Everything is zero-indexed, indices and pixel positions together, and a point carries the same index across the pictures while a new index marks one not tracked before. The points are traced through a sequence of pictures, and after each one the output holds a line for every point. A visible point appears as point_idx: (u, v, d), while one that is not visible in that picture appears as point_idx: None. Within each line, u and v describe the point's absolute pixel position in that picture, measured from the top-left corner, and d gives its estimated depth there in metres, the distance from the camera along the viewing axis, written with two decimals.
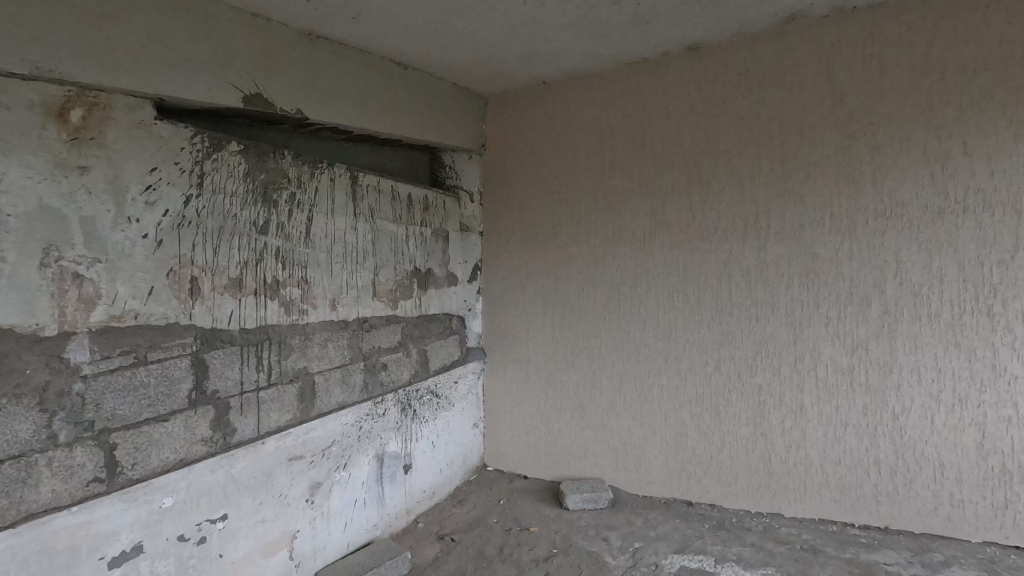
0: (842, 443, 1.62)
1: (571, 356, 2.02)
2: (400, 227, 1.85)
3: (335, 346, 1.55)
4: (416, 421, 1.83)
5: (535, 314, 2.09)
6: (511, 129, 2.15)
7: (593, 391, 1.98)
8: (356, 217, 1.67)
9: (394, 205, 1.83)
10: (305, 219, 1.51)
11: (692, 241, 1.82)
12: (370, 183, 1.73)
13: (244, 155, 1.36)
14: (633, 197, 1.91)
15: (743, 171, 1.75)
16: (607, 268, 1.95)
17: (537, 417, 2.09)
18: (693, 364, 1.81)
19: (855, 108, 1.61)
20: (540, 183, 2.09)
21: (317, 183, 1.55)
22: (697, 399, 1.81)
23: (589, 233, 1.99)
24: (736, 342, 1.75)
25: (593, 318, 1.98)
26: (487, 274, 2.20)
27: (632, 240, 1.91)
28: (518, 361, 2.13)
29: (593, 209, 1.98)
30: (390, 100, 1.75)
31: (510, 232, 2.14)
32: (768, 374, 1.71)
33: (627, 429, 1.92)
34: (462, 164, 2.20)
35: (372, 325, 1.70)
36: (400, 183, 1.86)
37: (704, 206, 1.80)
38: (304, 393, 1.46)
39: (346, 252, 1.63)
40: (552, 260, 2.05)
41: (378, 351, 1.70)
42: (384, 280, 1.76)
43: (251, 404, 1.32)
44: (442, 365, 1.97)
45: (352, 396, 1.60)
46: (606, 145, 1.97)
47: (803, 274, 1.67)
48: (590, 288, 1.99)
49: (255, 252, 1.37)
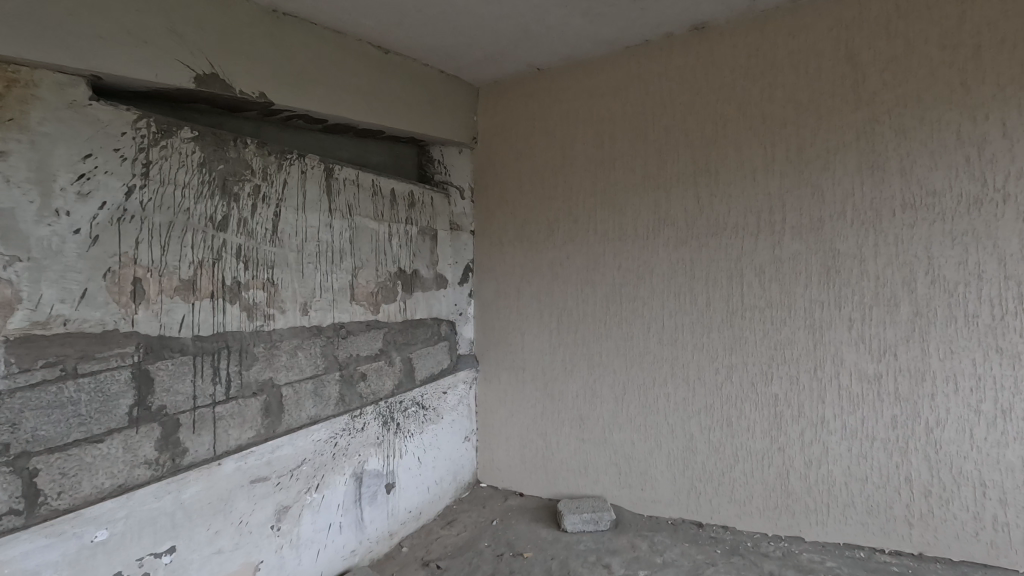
0: (869, 459, 1.46)
1: (570, 363, 1.87)
2: (382, 225, 1.71)
3: (305, 354, 1.41)
4: (400, 436, 1.68)
5: (531, 318, 1.94)
6: (503, 120, 2.01)
7: (594, 402, 1.83)
8: (331, 213, 1.53)
9: (375, 201, 1.69)
10: (272, 214, 1.37)
11: (699, 238, 1.67)
12: (347, 176, 1.59)
13: (199, 142, 1.22)
14: (635, 191, 1.77)
15: (755, 160, 1.60)
16: (608, 268, 1.80)
17: (533, 430, 1.94)
18: (703, 372, 1.66)
19: (878, 88, 1.46)
20: (535, 178, 1.94)
21: (286, 176, 1.41)
22: (706, 410, 1.65)
23: (588, 230, 1.84)
24: (749, 347, 1.60)
25: (592, 322, 1.83)
26: (479, 275, 2.05)
27: (634, 238, 1.76)
28: (513, 369, 1.98)
29: (591, 205, 1.83)
30: (370, 86, 1.61)
31: (503, 231, 2.00)
32: (785, 383, 1.55)
33: (631, 442, 1.77)
34: (452, 158, 2.06)
35: (350, 331, 1.55)
36: (382, 178, 1.72)
37: (713, 199, 1.65)
38: (270, 407, 1.31)
39: (320, 251, 1.49)
40: (549, 260, 1.91)
41: (357, 359, 1.56)
42: (363, 282, 1.62)
43: (205, 421, 1.18)
44: (429, 374, 1.83)
45: (327, 409, 1.45)
46: (606, 136, 1.82)
47: (822, 272, 1.51)
48: (589, 290, 1.84)
49: (212, 250, 1.23)
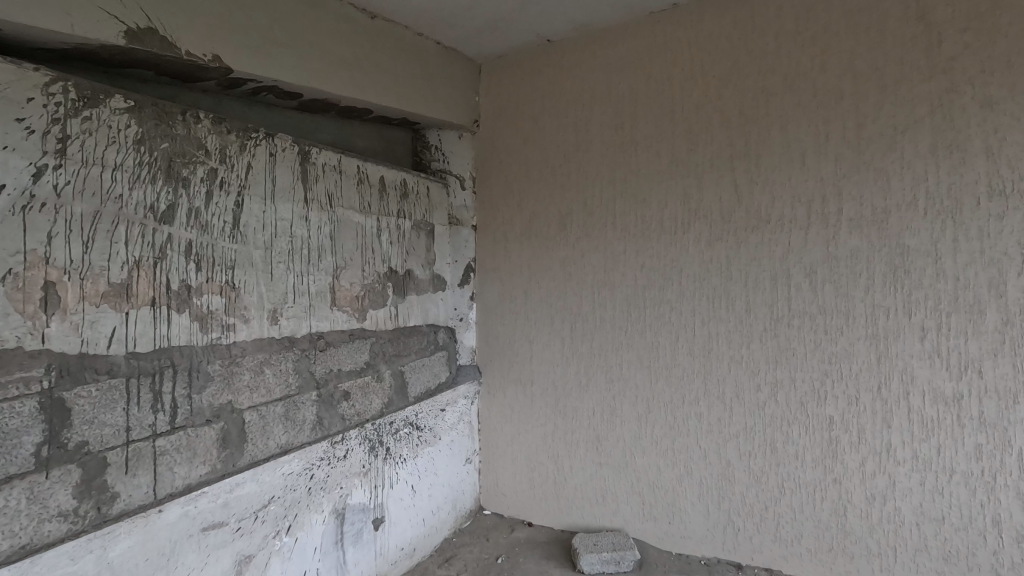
0: (946, 495, 1.22)
1: (585, 377, 1.64)
2: (370, 219, 1.48)
3: (273, 372, 1.18)
4: (391, 463, 1.45)
5: (541, 324, 1.71)
6: (509, 100, 1.78)
7: (613, 421, 1.60)
8: (307, 203, 1.30)
9: (360, 190, 1.46)
10: (232, 204, 1.14)
11: (737, 233, 1.43)
12: (327, 161, 1.37)
13: (136, 114, 0.99)
14: (662, 179, 1.53)
15: (805, 141, 1.36)
16: (630, 268, 1.57)
17: (544, 451, 1.71)
18: (742, 389, 1.43)
19: (958, 52, 1.22)
20: (545, 164, 1.71)
21: (250, 158, 1.18)
22: (746, 434, 1.42)
23: (607, 225, 1.61)
24: (797, 361, 1.36)
25: (611, 331, 1.60)
26: (482, 276, 1.82)
27: (660, 233, 1.53)
28: (520, 383, 1.75)
29: (610, 196, 1.60)
30: (353, 56, 1.38)
31: (509, 226, 1.77)
32: (842, 403, 1.32)
33: (656, 468, 1.53)
34: (450, 144, 1.83)
35: (329, 343, 1.32)
36: (369, 164, 1.49)
37: (754, 188, 1.41)
38: (228, 436, 1.09)
39: (293, 249, 1.27)
40: (561, 258, 1.67)
41: (338, 376, 1.33)
42: (346, 284, 1.39)
43: (143, 458, 0.95)
44: (425, 389, 1.60)
45: (301, 436, 1.22)
46: (627, 116, 1.59)
47: (888, 272, 1.27)
48: (607, 294, 1.60)
49: (153, 247, 1.00)
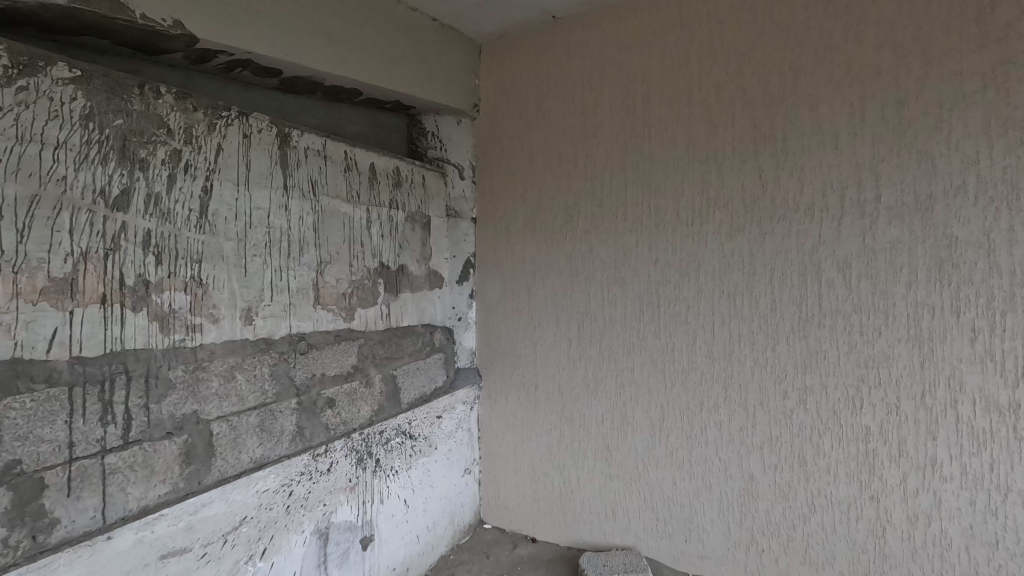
0: (1000, 517, 1.09)
1: (594, 381, 1.51)
2: (358, 209, 1.36)
3: (246, 378, 1.06)
4: (381, 476, 1.33)
5: (546, 324, 1.58)
6: (511, 82, 1.65)
7: (624, 429, 1.47)
8: (286, 191, 1.18)
9: (348, 178, 1.34)
10: (198, 190, 1.02)
11: (762, 225, 1.30)
12: (309, 145, 1.24)
13: (83, 85, 0.86)
14: (678, 165, 1.40)
15: (838, 121, 1.23)
16: (643, 263, 1.44)
17: (549, 461, 1.58)
18: (767, 396, 1.29)
19: (1015, 18, 1.08)
20: (550, 151, 1.58)
21: (220, 140, 1.06)
22: (772, 445, 1.29)
23: (617, 217, 1.48)
24: (830, 365, 1.23)
25: (622, 331, 1.47)
26: (482, 272, 1.69)
27: (676, 224, 1.40)
28: (523, 387, 1.62)
29: (621, 184, 1.48)
30: (339, 29, 1.26)
31: (511, 218, 1.64)
32: (880, 411, 1.18)
33: (671, 482, 1.40)
34: (448, 131, 1.70)
35: (312, 345, 1.20)
36: (357, 150, 1.37)
37: (781, 174, 1.28)
38: (193, 451, 0.97)
39: (270, 241, 1.14)
40: (568, 252, 1.55)
41: (322, 381, 1.20)
42: (331, 280, 1.27)
43: (89, 479, 0.83)
44: (420, 395, 1.47)
45: (278, 448, 1.10)
46: (639, 97, 1.46)
47: (933, 267, 1.14)
48: (618, 291, 1.47)
49: (104, 237, 0.88)
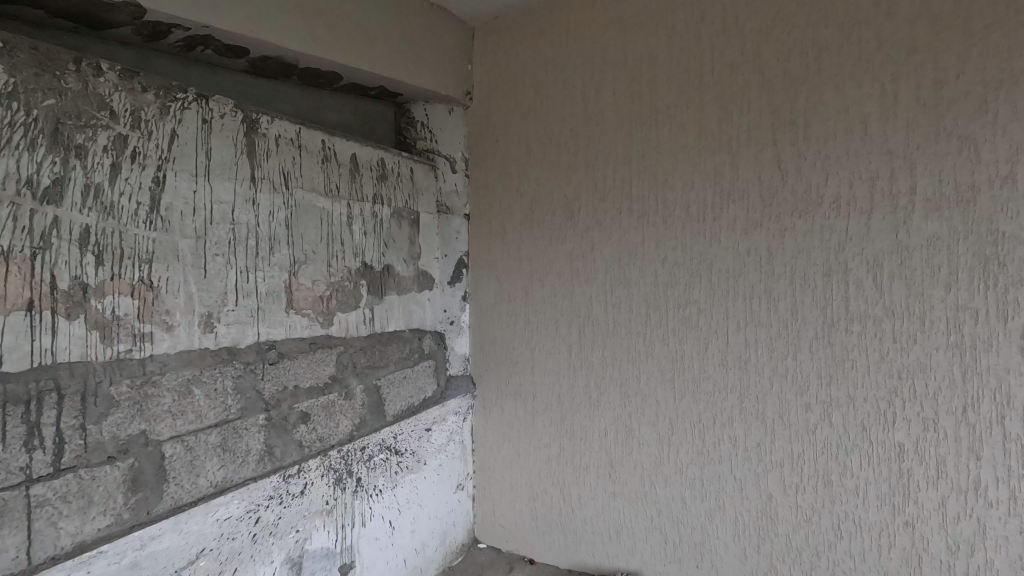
0: None
1: (596, 391, 1.39)
2: (338, 204, 1.24)
3: (205, 392, 0.94)
4: (363, 497, 1.21)
5: (544, 329, 1.46)
6: (506, 67, 1.53)
7: (629, 444, 1.35)
8: (253, 183, 1.06)
9: (325, 170, 1.22)
10: (148, 181, 0.90)
11: (782, 220, 1.18)
12: (281, 133, 1.12)
13: (5, 59, 0.75)
14: (687, 156, 1.28)
15: (867, 105, 1.10)
16: (649, 263, 1.32)
17: (548, 477, 1.46)
18: (787, 409, 1.17)
19: None
20: (548, 142, 1.46)
21: (174, 125, 0.94)
22: (793, 463, 1.17)
23: (621, 212, 1.36)
24: (858, 376, 1.11)
25: (626, 337, 1.35)
26: (476, 272, 1.57)
27: (686, 220, 1.28)
28: (519, 396, 1.50)
29: (625, 177, 1.35)
30: (314, 5, 1.15)
31: (507, 214, 1.52)
32: (916, 428, 1.06)
33: (681, 502, 1.28)
34: (439, 120, 1.58)
35: (283, 354, 1.08)
36: (337, 139, 1.25)
37: (803, 164, 1.16)
38: (140, 477, 0.85)
39: (235, 238, 1.03)
40: (568, 251, 1.43)
41: (294, 395, 1.09)
42: (306, 282, 1.15)
43: (10, 514, 0.71)
44: (407, 406, 1.35)
45: (242, 470, 0.99)
46: (645, 81, 1.33)
47: (977, 266, 1.02)
48: (622, 293, 1.35)
49: (30, 233, 0.76)
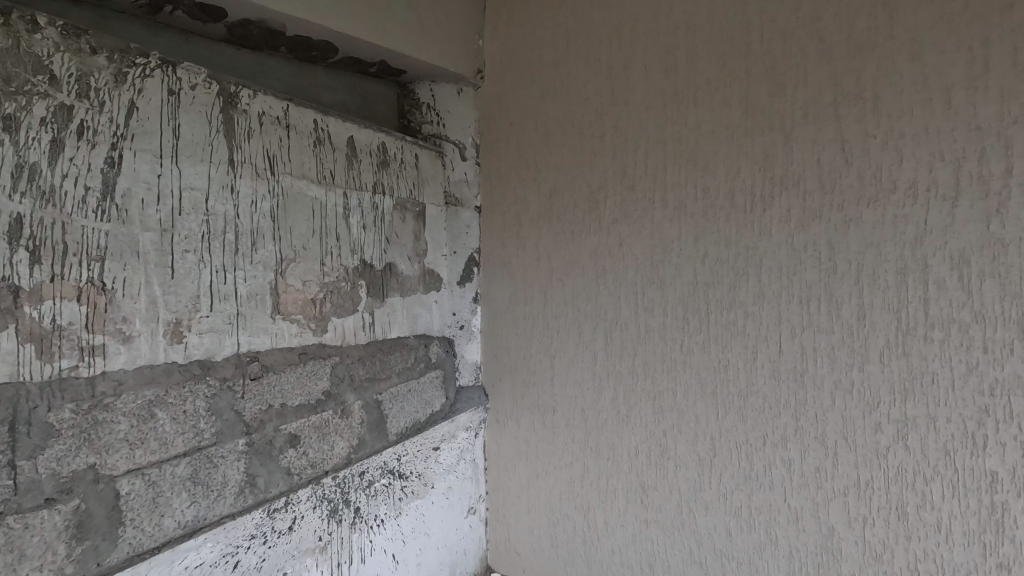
0: None
1: (626, 405, 1.23)
2: (332, 194, 1.09)
3: (172, 416, 0.79)
4: (362, 529, 1.06)
5: (566, 334, 1.30)
6: (522, 42, 1.37)
7: (664, 466, 1.19)
8: (231, 167, 0.91)
9: (318, 154, 1.06)
10: (99, 161, 0.74)
11: (846, 210, 1.01)
12: (265, 110, 0.97)
13: None
14: (732, 137, 1.12)
15: (952, 72, 0.94)
16: (687, 260, 1.16)
17: (570, 500, 1.30)
18: (853, 430, 1.01)
19: None
20: (570, 124, 1.30)
21: (131, 95, 0.78)
22: (859, 492, 1.01)
23: (654, 202, 1.20)
24: (940, 392, 0.94)
25: (661, 344, 1.19)
26: (488, 271, 1.42)
27: (731, 211, 1.12)
28: (537, 410, 1.35)
29: (659, 163, 1.19)
30: None
31: (523, 206, 1.36)
32: (1012, 454, 0.90)
33: (726, 533, 1.13)
34: (447, 102, 1.42)
35: (268, 368, 0.93)
36: (331, 119, 1.09)
37: (872, 144, 0.99)
38: (88, 523, 0.69)
39: (208, 232, 0.87)
40: (592, 247, 1.27)
41: (281, 415, 0.93)
42: (295, 282, 1.00)
43: None
44: (412, 423, 1.20)
45: (218, 507, 0.83)
46: (681, 52, 1.17)
47: None
48: (655, 294, 1.19)
49: None
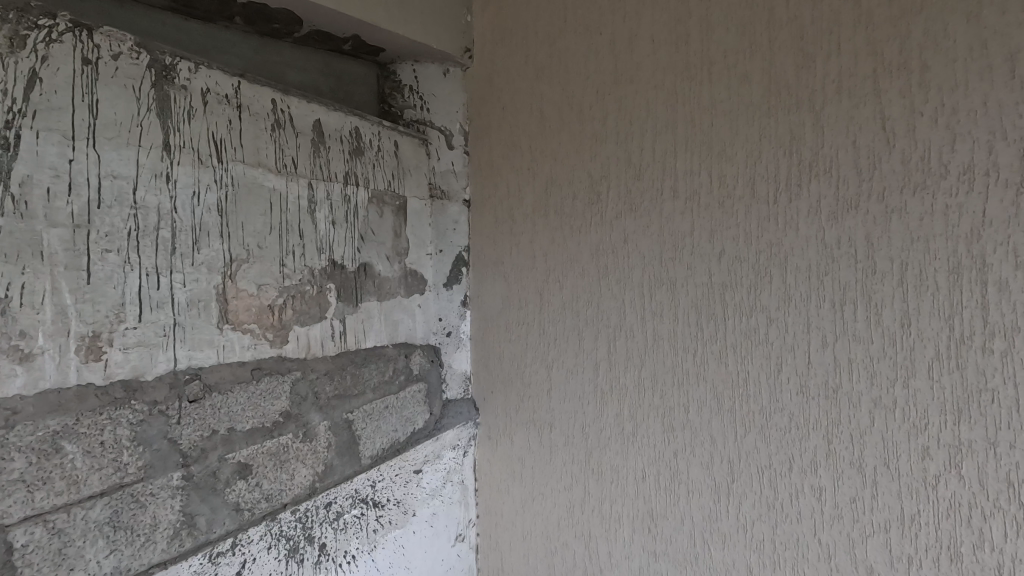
0: None
1: (632, 422, 1.09)
2: (295, 185, 0.95)
3: (85, 450, 0.66)
4: (329, 569, 0.93)
5: (563, 341, 1.16)
6: (515, 15, 1.23)
7: (675, 491, 1.05)
8: (167, 153, 0.77)
9: (276, 139, 0.93)
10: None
11: (887, 200, 0.87)
12: (210, 87, 0.83)
13: None
14: (753, 117, 0.97)
15: (1017, 34, 0.79)
16: (701, 259, 1.02)
17: (569, 528, 1.17)
18: (896, 455, 0.87)
19: None
20: (568, 106, 1.16)
21: (34, 62, 0.64)
22: (904, 528, 0.86)
23: (664, 193, 1.06)
24: (1003, 414, 0.80)
25: (670, 354, 1.05)
26: (478, 271, 1.28)
27: (752, 201, 0.97)
28: (532, 426, 1.21)
29: (668, 148, 1.05)
30: None
31: (517, 199, 1.22)
32: None
33: (746, 571, 0.99)
34: (431, 84, 1.29)
35: (211, 387, 0.80)
36: (293, 99, 0.96)
37: (919, 122, 0.85)
38: None
39: (137, 228, 0.73)
40: (594, 244, 1.13)
41: (227, 442, 0.80)
42: (248, 286, 0.87)
43: None
44: (388, 444, 1.07)
45: (146, 555, 0.70)
46: (694, 22, 1.03)
47: None
48: (664, 298, 1.05)
49: None
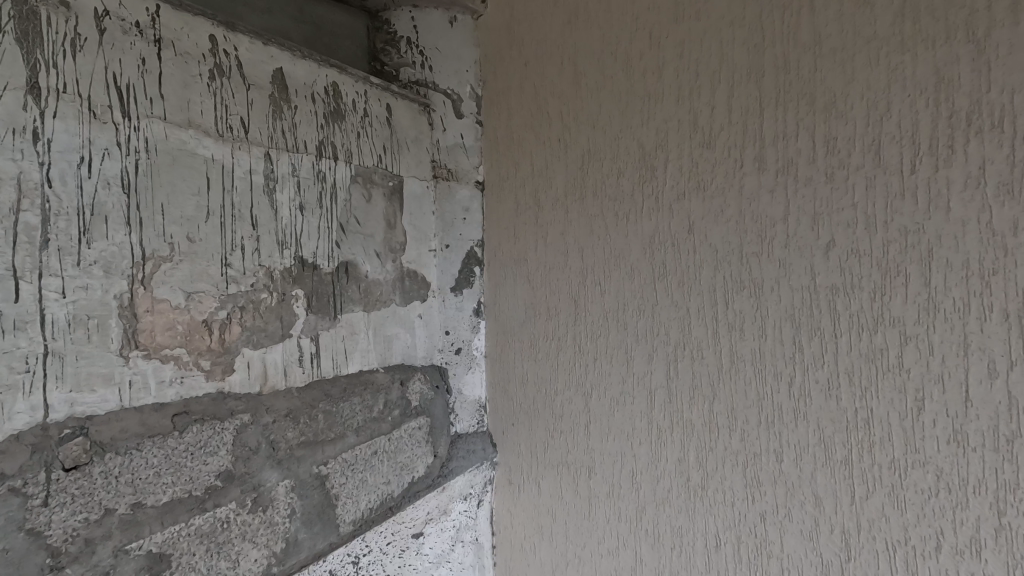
0: None
1: (700, 471, 0.82)
2: (245, 155, 0.70)
3: None
4: None
5: (607, 363, 0.90)
6: None
7: (762, 567, 0.78)
8: (33, 97, 0.51)
9: (217, 91, 0.67)
10: None
11: None
12: (110, 9, 0.58)
13: None
14: (877, 54, 0.70)
15: None
16: (800, 254, 0.74)
17: None
18: None
19: None
20: (611, 56, 0.89)
21: None
22: None
23: (743, 166, 0.78)
24: None
25: (755, 382, 0.78)
26: (494, 272, 1.02)
27: (878, 173, 0.69)
28: (565, 471, 0.94)
29: (751, 104, 0.78)
30: None
31: (544, 179, 0.96)
32: None
33: None
34: (434, 35, 1.04)
35: (105, 446, 0.54)
36: (243, 39, 0.70)
37: None
38: None
39: None
40: (646, 235, 0.86)
41: (131, 526, 0.54)
42: (169, 295, 0.61)
43: None
44: (376, 504, 0.82)
45: None
46: None
47: None
48: (747, 307, 0.78)
49: None
